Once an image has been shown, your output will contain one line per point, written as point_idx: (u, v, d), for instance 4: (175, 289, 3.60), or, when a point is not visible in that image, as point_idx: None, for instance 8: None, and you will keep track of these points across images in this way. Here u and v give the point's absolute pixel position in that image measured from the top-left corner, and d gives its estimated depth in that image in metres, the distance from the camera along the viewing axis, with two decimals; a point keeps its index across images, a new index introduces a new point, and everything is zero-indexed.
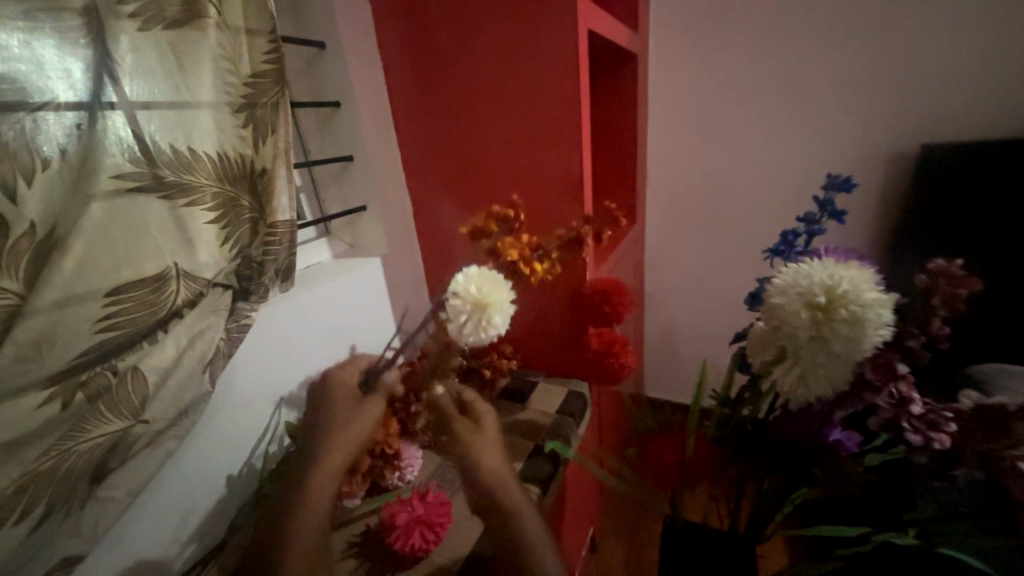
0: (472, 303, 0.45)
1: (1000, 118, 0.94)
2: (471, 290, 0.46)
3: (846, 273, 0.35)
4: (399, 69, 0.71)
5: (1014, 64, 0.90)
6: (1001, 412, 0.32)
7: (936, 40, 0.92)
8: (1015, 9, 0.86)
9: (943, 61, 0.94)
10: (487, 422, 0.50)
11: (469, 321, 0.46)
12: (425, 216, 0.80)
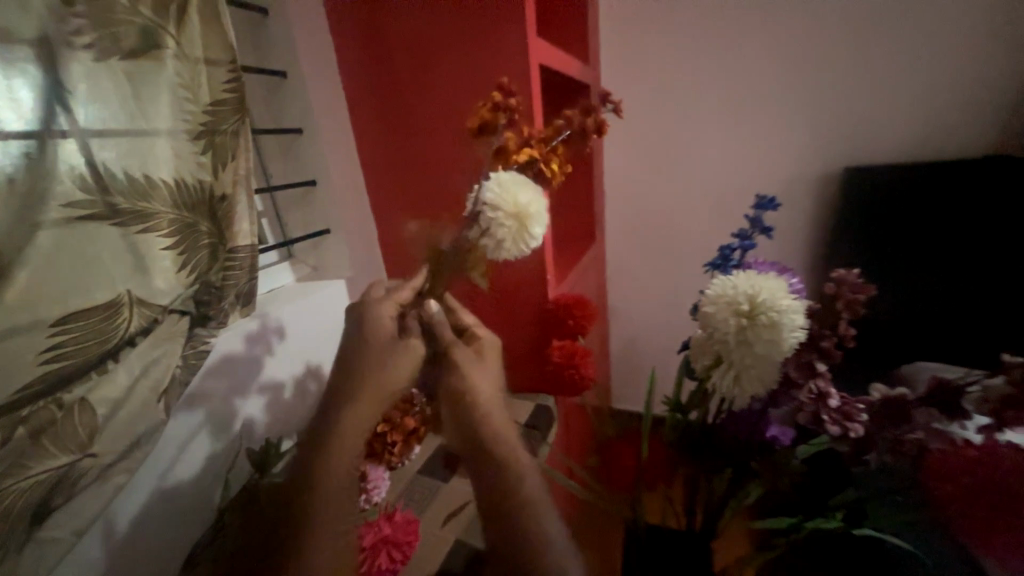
0: (512, 214, 0.45)
1: (916, 140, 1.04)
2: (510, 203, 0.45)
3: (764, 284, 0.39)
4: (360, 94, 0.73)
5: (923, 93, 1.01)
6: (903, 402, 0.36)
7: (857, 71, 1.02)
8: (922, 45, 0.97)
9: (866, 89, 1.03)
10: (490, 358, 0.49)
11: (509, 232, 0.46)
12: (388, 236, 0.82)
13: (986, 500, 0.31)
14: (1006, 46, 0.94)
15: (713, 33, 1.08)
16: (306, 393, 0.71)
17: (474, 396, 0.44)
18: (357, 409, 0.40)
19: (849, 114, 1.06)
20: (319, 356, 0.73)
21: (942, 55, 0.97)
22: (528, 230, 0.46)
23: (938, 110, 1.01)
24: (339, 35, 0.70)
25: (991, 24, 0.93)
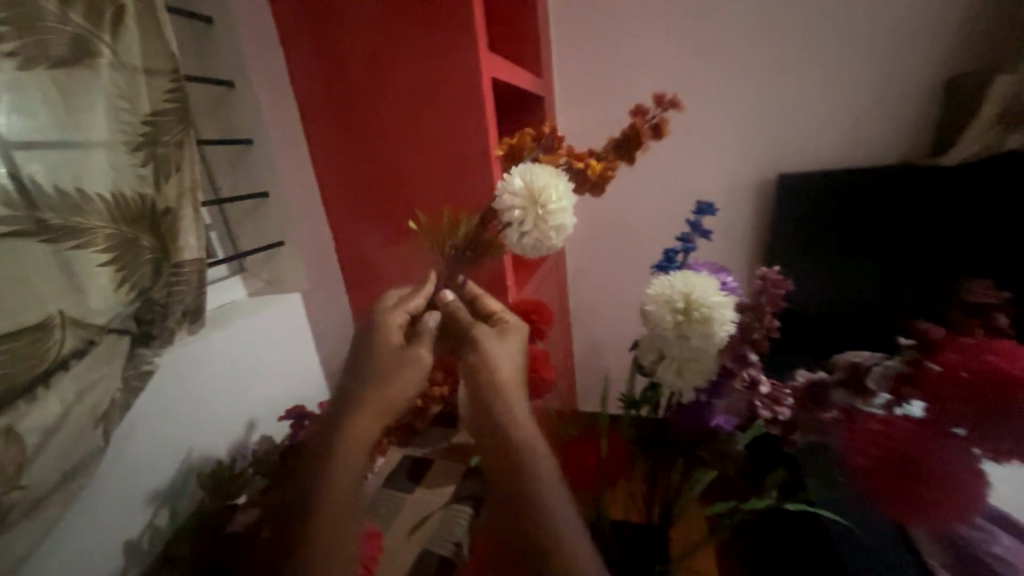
0: (524, 200, 0.45)
1: (839, 149, 1.15)
2: (517, 185, 0.45)
3: (696, 282, 0.42)
4: (315, 108, 0.72)
5: (842, 107, 1.11)
6: (821, 384, 0.39)
7: (784, 86, 1.12)
8: (838, 63, 1.08)
9: (793, 103, 1.13)
10: (511, 341, 0.52)
11: (525, 217, 0.45)
12: (347, 246, 0.81)
13: (901, 473, 0.34)
14: (909, 66, 1.05)
15: (657, 50, 1.15)
16: (261, 411, 0.69)
17: (495, 376, 0.47)
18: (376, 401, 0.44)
19: (782, 125, 1.15)
20: (280, 373, 0.72)
21: (857, 73, 1.08)
22: (541, 213, 0.45)
23: (855, 122, 1.12)
24: (291, 48, 0.70)
25: (895, 46, 1.04)
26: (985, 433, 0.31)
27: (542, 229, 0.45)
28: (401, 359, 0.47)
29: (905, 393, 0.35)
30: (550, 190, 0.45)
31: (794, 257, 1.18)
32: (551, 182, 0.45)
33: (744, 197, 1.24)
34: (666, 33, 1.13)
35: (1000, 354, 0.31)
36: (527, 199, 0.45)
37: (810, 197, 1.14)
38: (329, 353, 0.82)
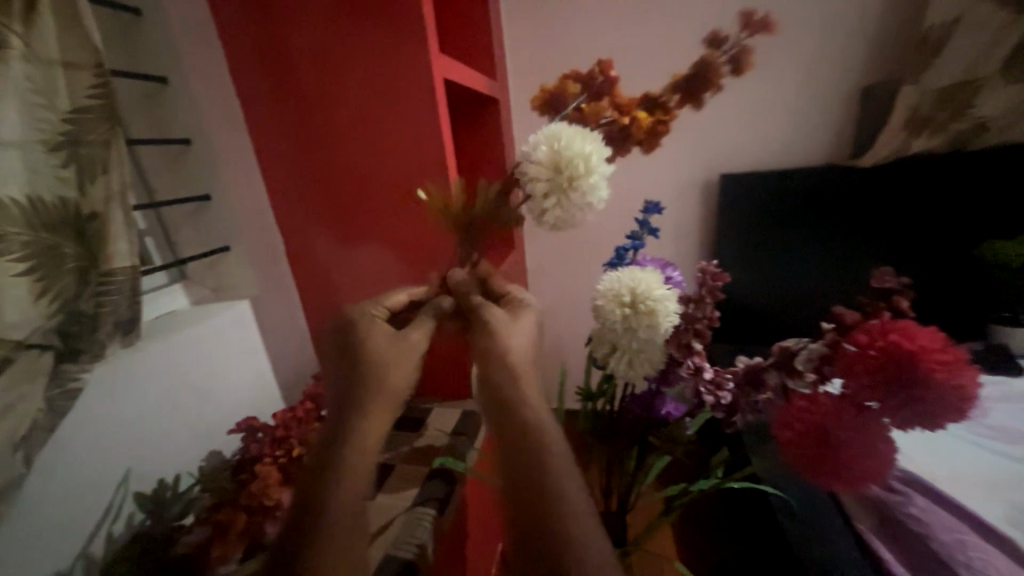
0: (550, 167, 0.42)
1: (770, 154, 1.25)
2: (541, 153, 0.42)
3: (642, 277, 0.44)
4: (261, 109, 0.69)
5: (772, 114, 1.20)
6: (758, 367, 0.42)
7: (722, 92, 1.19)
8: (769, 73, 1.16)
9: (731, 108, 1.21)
10: (525, 320, 0.49)
11: (551, 189, 0.42)
12: (300, 252, 0.78)
13: (820, 442, 0.36)
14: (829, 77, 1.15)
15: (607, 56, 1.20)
16: (207, 425, 0.65)
17: (506, 355, 0.44)
18: (374, 390, 0.42)
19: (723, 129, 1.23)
20: (230, 385, 0.69)
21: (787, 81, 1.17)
22: (574, 193, 0.42)
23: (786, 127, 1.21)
24: (232, 47, 0.67)
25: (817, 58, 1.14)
26: (891, 403, 0.34)
27: (571, 205, 0.43)
28: (398, 347, 0.45)
29: (826, 371, 0.38)
30: (585, 165, 0.41)
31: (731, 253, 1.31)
32: (582, 152, 0.41)
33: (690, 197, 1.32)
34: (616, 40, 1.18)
35: (901, 332, 0.34)
36: (551, 171, 0.42)
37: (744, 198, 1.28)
38: (283, 362, 0.79)
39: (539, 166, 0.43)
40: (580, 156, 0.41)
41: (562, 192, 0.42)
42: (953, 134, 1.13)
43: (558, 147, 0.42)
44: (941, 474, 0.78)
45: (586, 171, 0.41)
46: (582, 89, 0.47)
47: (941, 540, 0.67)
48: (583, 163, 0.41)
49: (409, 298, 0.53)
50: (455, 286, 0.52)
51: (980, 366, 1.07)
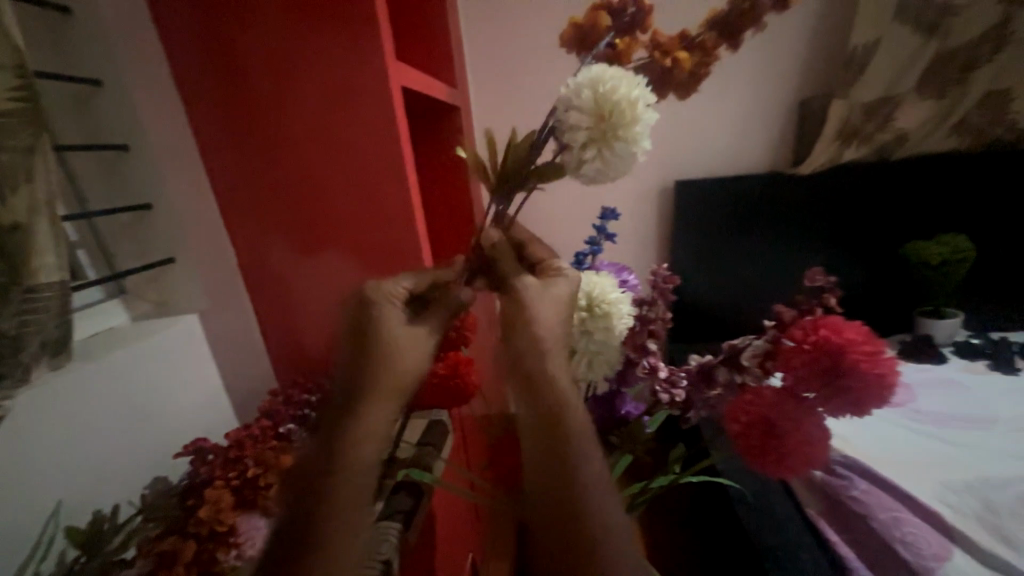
0: (591, 115, 0.37)
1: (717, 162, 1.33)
2: (585, 97, 0.37)
3: (596, 281, 0.47)
4: (208, 118, 0.66)
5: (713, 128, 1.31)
6: (709, 364, 0.45)
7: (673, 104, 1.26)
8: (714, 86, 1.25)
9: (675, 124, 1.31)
10: (558, 289, 0.44)
11: (592, 141, 0.37)
12: (250, 259, 0.73)
13: (765, 432, 0.38)
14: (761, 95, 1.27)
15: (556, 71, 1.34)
16: (152, 449, 0.61)
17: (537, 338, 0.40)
18: (387, 385, 0.40)
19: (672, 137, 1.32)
20: (177, 402, 0.66)
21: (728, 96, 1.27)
22: (619, 150, 0.37)
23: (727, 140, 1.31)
24: (176, 54, 0.64)
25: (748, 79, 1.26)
26: (823, 392, 0.37)
27: (613, 159, 0.38)
28: (421, 332, 0.43)
29: (768, 366, 0.41)
30: (635, 115, 0.37)
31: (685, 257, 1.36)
32: (629, 96, 0.36)
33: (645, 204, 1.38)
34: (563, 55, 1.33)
35: (829, 327, 0.37)
36: (594, 118, 0.37)
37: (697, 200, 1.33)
38: (236, 377, 0.76)
39: (581, 117, 0.37)
40: (631, 104, 0.36)
41: (609, 146, 0.37)
42: (876, 145, 1.25)
43: (602, 93, 0.36)
44: (876, 455, 0.85)
45: (635, 123, 0.37)
46: (613, 24, 0.43)
47: (879, 518, 0.73)
48: (632, 114, 0.37)
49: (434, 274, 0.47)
50: (489, 250, 0.46)
51: (907, 356, 1.17)
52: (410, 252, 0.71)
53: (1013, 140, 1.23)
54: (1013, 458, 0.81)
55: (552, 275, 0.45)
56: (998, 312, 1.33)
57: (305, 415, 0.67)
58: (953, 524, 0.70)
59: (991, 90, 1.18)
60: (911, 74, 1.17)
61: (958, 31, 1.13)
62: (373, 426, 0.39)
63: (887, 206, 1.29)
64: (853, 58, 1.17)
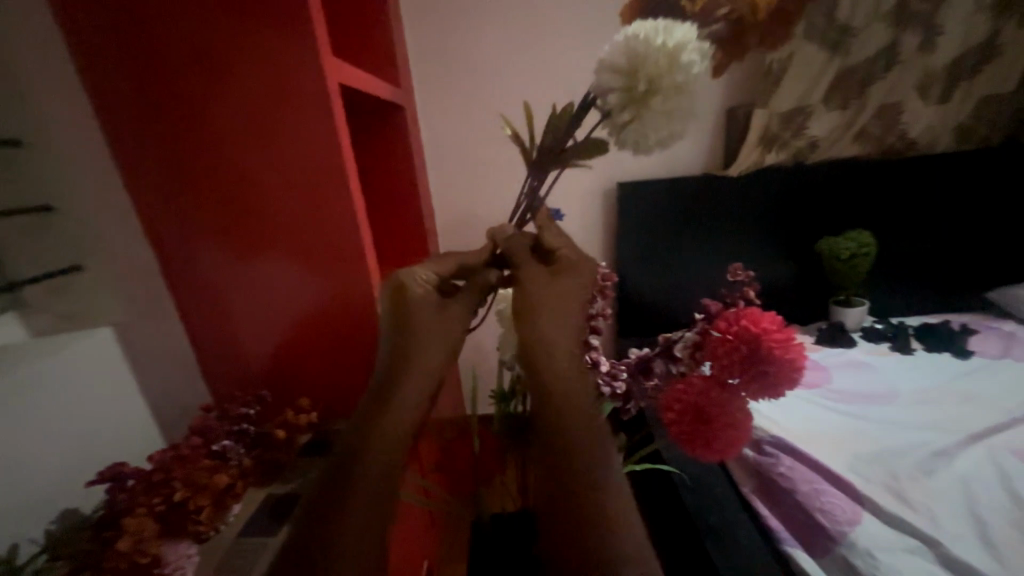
0: (624, 79, 0.40)
1: (653, 165, 1.42)
2: (619, 60, 0.40)
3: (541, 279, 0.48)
4: (123, 115, 0.61)
5: None
6: (645, 359, 0.47)
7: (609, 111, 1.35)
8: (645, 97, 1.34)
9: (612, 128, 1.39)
10: (566, 287, 0.47)
11: (625, 105, 0.40)
12: (177, 268, 0.68)
13: (696, 418, 0.41)
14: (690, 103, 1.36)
15: (501, 69, 1.35)
16: (57, 478, 0.55)
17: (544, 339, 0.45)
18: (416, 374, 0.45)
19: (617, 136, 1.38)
20: (90, 422, 0.60)
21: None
22: (655, 107, 0.39)
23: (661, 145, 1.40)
24: (83, 45, 0.58)
25: None
26: (745, 378, 0.40)
27: (652, 116, 0.40)
28: (441, 326, 0.46)
29: (698, 355, 0.45)
30: (671, 67, 0.38)
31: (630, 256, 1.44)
32: (668, 48, 0.38)
33: (589, 203, 1.45)
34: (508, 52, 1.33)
35: (749, 317, 0.41)
36: (627, 80, 0.40)
37: (639, 200, 1.39)
38: (159, 393, 0.70)
39: (616, 77, 0.40)
40: (670, 57, 0.38)
41: (645, 104, 0.39)
42: (793, 150, 1.37)
43: (636, 51, 0.39)
44: (798, 433, 0.93)
45: (672, 76, 0.38)
46: None
47: (801, 491, 0.80)
48: (669, 66, 0.38)
49: (458, 263, 0.49)
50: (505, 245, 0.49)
51: (824, 341, 1.30)
52: (353, 255, 0.69)
53: (904, 147, 1.40)
54: (908, 428, 0.92)
55: (563, 275, 0.48)
56: (897, 300, 1.50)
57: (243, 429, 0.62)
58: (862, 491, 0.78)
59: (885, 102, 1.33)
60: (820, 86, 1.29)
61: (856, 50, 1.27)
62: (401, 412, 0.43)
63: (804, 206, 1.42)
64: (771, 70, 1.27)
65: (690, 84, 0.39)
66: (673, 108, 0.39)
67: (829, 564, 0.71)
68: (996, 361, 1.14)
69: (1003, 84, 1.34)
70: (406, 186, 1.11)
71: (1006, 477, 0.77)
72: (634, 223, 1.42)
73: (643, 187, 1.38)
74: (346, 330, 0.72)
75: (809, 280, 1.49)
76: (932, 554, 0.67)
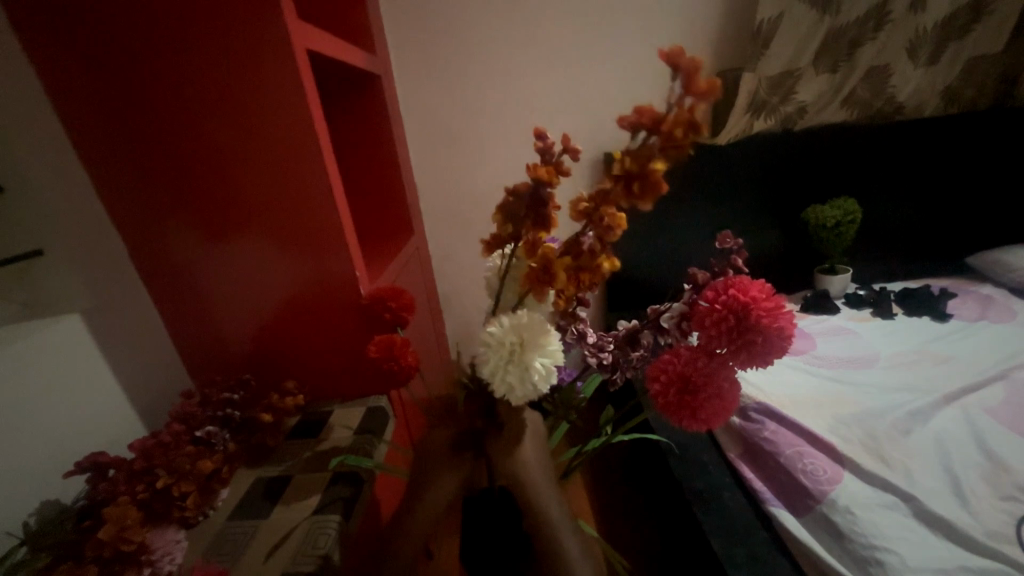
0: (517, 364, 0.40)
1: None
2: (509, 356, 0.40)
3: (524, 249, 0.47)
4: (77, 87, 0.57)
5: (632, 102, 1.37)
6: (634, 330, 0.48)
7: (593, 81, 1.34)
8: (633, 63, 1.33)
9: (596, 98, 1.36)
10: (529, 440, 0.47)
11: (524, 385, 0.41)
12: (147, 246, 0.66)
13: (681, 389, 0.41)
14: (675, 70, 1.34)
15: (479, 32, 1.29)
16: (34, 469, 0.52)
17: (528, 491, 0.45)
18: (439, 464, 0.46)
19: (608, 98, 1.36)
20: (68, 413, 0.57)
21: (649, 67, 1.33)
22: (538, 371, 0.41)
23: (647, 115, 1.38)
24: (22, 10, 0.54)
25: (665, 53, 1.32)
26: (733, 348, 0.39)
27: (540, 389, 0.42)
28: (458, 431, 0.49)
29: (684, 326, 0.44)
30: (531, 332, 0.41)
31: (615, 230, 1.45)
32: (539, 348, 0.41)
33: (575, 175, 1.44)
34: (488, 14, 1.26)
35: (737, 286, 0.40)
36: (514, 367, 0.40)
37: None
38: (139, 378, 0.67)
39: (495, 352, 0.41)
40: (526, 324, 0.41)
41: (530, 365, 0.40)
42: (781, 117, 1.36)
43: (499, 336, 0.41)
44: (781, 397, 0.95)
45: (537, 337, 0.41)
46: None
47: (784, 454, 0.82)
48: (532, 338, 0.41)
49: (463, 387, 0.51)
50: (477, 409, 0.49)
51: (807, 308, 1.33)
52: (332, 235, 0.66)
53: (890, 111, 1.40)
54: (887, 390, 0.95)
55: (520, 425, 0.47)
56: (880, 267, 1.52)
57: (228, 415, 0.62)
58: (841, 451, 0.80)
59: (873, 65, 1.32)
60: (810, 49, 1.27)
61: (847, 9, 1.24)
62: (431, 496, 0.45)
63: (791, 175, 1.42)
64: (760, 32, 1.23)
65: (546, 328, 0.42)
66: (554, 356, 0.42)
67: (811, 522, 0.74)
68: (972, 324, 1.17)
69: (993, 44, 1.32)
70: (388, 160, 1.08)
71: (978, 434, 0.80)
72: None
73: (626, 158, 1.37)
74: (329, 311, 0.71)
75: (794, 249, 1.50)
76: (909, 509, 0.70)
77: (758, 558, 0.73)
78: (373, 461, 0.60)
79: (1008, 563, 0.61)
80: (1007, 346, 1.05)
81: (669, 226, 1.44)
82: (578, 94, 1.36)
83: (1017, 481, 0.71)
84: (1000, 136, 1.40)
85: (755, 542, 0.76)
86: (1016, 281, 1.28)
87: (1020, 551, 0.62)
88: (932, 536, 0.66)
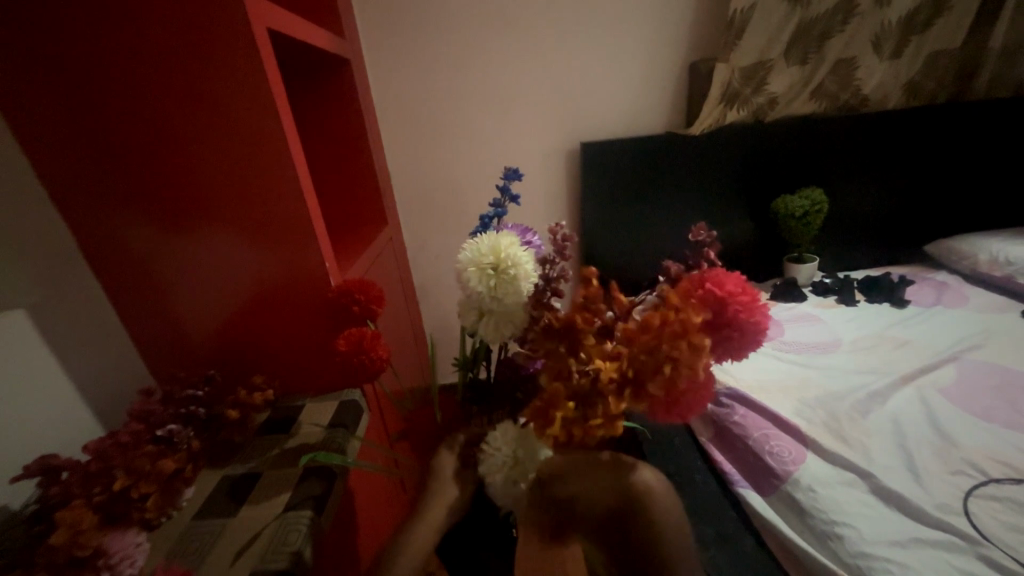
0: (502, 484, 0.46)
1: (616, 126, 1.41)
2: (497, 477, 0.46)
3: (500, 241, 0.45)
4: (15, 66, 0.53)
5: (607, 91, 1.37)
6: None
7: (568, 69, 1.33)
8: (609, 51, 1.32)
9: (571, 86, 1.35)
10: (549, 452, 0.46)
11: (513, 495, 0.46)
12: (97, 237, 0.62)
13: None
14: (650, 59, 1.34)
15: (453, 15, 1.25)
16: None
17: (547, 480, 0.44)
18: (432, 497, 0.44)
19: (583, 87, 1.36)
20: (13, 414, 0.54)
21: (624, 56, 1.33)
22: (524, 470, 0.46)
23: (623, 105, 1.39)
24: None
25: (639, 42, 1.32)
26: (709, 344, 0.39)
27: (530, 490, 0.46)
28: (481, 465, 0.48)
29: None
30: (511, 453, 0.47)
31: (592, 219, 1.45)
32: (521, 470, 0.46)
33: (551, 164, 1.44)
34: None
35: (713, 280, 0.40)
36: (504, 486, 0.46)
37: (602, 160, 1.38)
38: (92, 375, 0.63)
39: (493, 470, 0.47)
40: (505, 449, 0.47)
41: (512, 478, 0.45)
42: (753, 107, 1.38)
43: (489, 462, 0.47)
44: (750, 382, 0.98)
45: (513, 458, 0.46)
46: None
47: (753, 437, 0.85)
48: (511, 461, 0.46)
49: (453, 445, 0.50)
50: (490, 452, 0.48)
51: (776, 296, 1.37)
52: (300, 226, 0.64)
53: (857, 103, 1.43)
54: (849, 372, 1.00)
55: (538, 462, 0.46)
56: (843, 255, 1.59)
57: (191, 412, 0.59)
58: (807, 432, 0.83)
59: (840, 58, 1.35)
60: (782, 40, 1.28)
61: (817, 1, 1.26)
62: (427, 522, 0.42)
63: (763, 166, 1.44)
64: (734, 21, 1.23)
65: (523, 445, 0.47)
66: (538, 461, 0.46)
67: (778, 501, 0.77)
68: (928, 308, 1.23)
69: (955, 37, 1.36)
70: (360, 146, 1.05)
71: (932, 414, 0.85)
72: (599, 183, 1.41)
73: (602, 148, 1.37)
74: (297, 305, 0.68)
75: (765, 239, 1.54)
76: (867, 486, 0.73)
77: (727, 538, 0.77)
78: (345, 455, 0.59)
79: (957, 534, 0.64)
80: (959, 329, 1.11)
81: (645, 215, 1.46)
82: (554, 82, 1.34)
83: (967, 457, 0.75)
84: (956, 129, 1.46)
85: (725, 521, 0.80)
86: (969, 268, 1.35)
87: (967, 523, 0.66)
88: (888, 510, 0.70)
